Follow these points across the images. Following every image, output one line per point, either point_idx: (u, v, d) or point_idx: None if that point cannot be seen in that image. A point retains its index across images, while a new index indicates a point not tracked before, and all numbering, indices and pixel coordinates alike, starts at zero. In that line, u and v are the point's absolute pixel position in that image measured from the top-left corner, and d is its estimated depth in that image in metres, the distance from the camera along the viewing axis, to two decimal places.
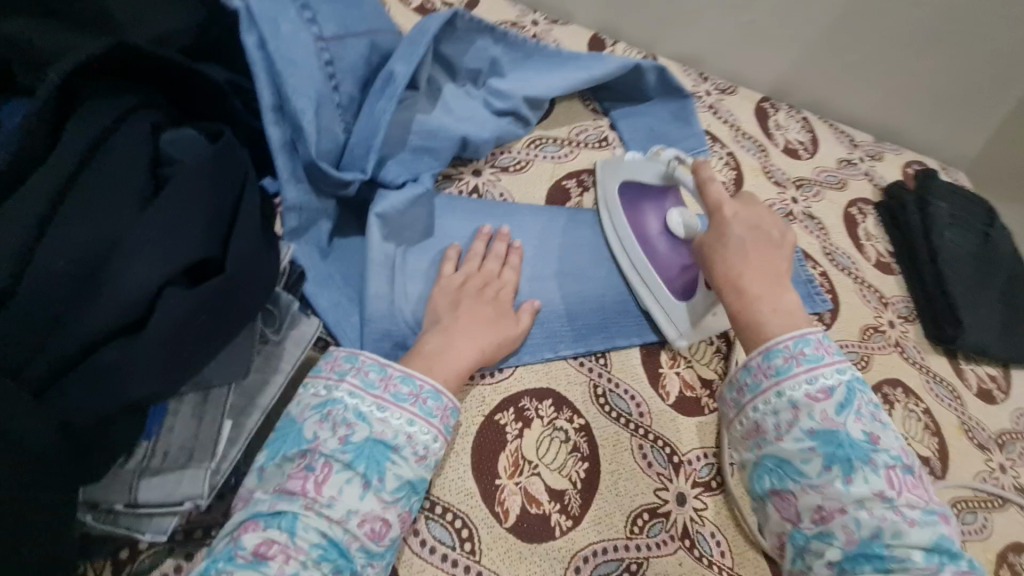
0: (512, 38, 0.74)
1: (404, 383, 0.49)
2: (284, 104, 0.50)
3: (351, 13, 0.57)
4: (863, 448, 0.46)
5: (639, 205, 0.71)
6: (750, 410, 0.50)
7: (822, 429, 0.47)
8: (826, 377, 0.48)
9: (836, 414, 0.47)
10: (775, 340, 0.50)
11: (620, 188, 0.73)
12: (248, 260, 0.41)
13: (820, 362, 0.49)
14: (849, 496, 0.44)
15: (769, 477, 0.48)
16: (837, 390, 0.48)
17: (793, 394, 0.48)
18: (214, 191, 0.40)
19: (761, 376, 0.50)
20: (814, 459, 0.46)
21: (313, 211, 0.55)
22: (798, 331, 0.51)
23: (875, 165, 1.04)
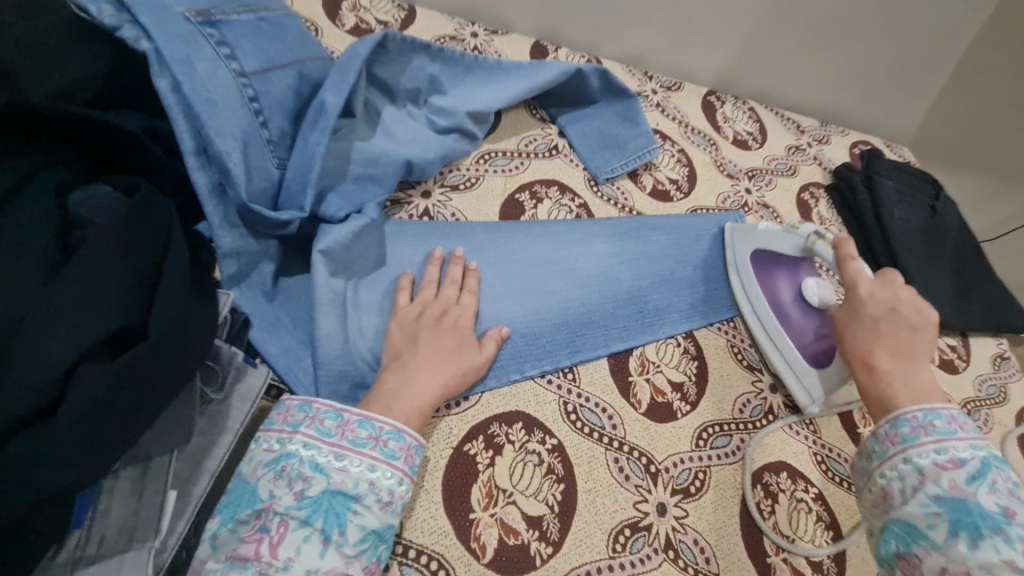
0: (450, 54, 0.73)
1: (363, 427, 0.47)
2: (207, 148, 0.46)
3: (274, 44, 0.54)
4: (994, 519, 0.44)
5: (772, 271, 0.75)
6: (877, 477, 0.52)
7: (950, 496, 0.46)
8: (958, 450, 0.49)
9: (967, 483, 0.47)
10: (902, 409, 0.52)
11: (755, 256, 0.77)
12: (174, 323, 0.38)
13: (953, 436, 0.50)
14: (974, 559, 0.43)
15: (893, 540, 0.48)
16: (969, 462, 0.48)
17: (919, 461, 0.49)
18: (132, 252, 0.38)
19: (889, 443, 0.52)
20: (939, 524, 0.45)
21: (252, 254, 0.52)
22: (931, 405, 0.53)
23: (822, 148, 1.06)
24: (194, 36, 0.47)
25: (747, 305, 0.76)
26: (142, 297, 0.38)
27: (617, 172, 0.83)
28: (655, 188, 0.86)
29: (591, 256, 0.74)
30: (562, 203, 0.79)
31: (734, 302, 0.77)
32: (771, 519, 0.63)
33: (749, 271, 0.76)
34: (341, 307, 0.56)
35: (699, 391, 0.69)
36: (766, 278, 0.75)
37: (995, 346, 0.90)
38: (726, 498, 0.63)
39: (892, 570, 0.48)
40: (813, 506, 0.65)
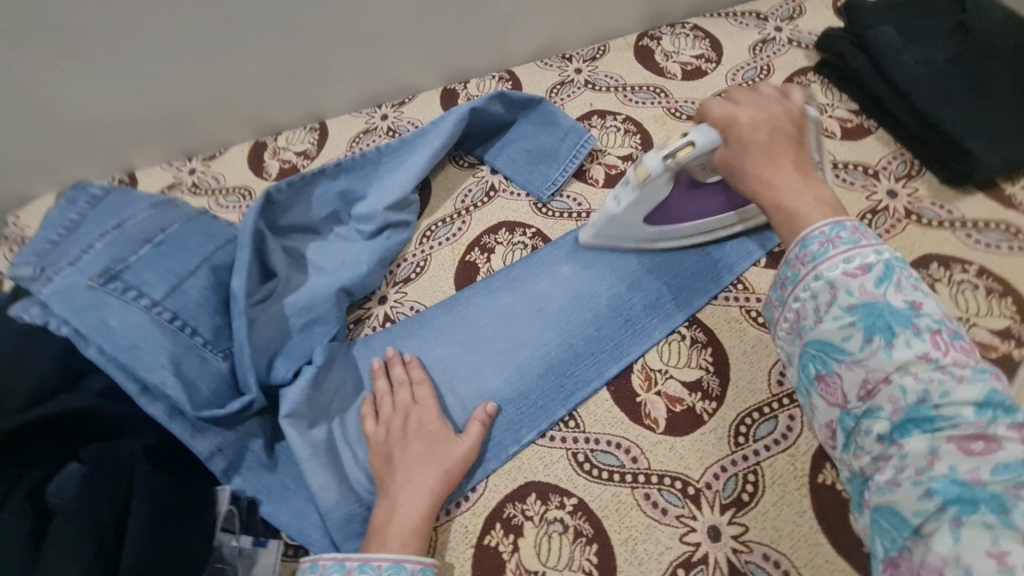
0: (349, 163, 0.75)
1: (364, 571, 0.50)
2: (147, 385, 0.53)
3: (177, 259, 0.60)
4: (905, 315, 0.41)
5: (670, 213, 0.66)
6: (790, 301, 0.46)
7: (862, 303, 0.42)
8: (866, 254, 0.43)
9: (876, 286, 0.42)
10: (808, 228, 0.45)
11: (647, 224, 0.67)
12: (151, 556, 0.45)
13: (859, 244, 0.44)
14: (893, 363, 0.40)
15: (814, 363, 0.44)
16: (876, 265, 0.43)
17: (830, 274, 0.43)
18: (89, 528, 0.43)
19: (800, 266, 0.45)
20: (855, 334, 0.41)
21: (234, 443, 0.57)
22: (833, 217, 0.46)
23: (796, 24, 0.89)
24: (102, 298, 0.54)
25: (667, 242, 0.70)
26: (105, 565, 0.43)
27: (560, 181, 0.78)
28: (608, 175, 0.79)
29: (559, 284, 0.70)
30: (515, 241, 0.75)
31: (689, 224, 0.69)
32: None
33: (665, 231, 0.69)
34: (326, 452, 0.59)
35: (722, 381, 0.61)
36: (664, 217, 0.67)
37: None
38: (789, 494, 0.54)
39: (811, 392, 0.45)
40: None
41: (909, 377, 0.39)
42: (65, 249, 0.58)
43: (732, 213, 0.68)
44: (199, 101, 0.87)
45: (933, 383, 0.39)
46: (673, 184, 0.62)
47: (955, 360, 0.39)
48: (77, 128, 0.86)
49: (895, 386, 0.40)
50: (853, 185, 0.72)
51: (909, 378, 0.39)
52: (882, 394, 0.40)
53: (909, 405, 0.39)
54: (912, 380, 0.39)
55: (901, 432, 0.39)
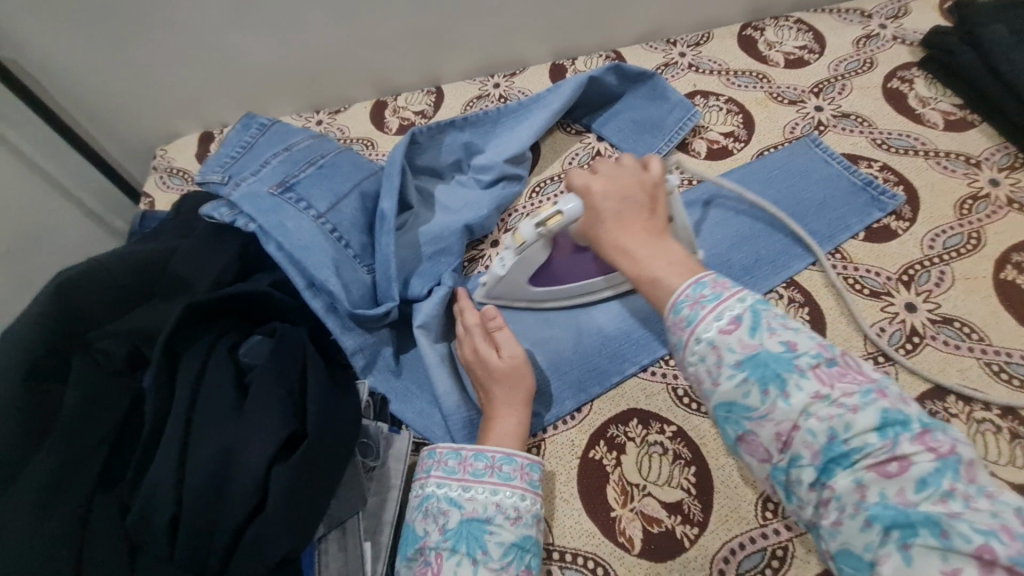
0: (473, 119, 0.82)
1: (478, 459, 0.55)
2: (314, 281, 0.61)
3: (335, 181, 0.68)
4: (786, 359, 0.42)
5: (545, 274, 0.68)
6: (685, 365, 0.46)
7: (746, 357, 0.43)
8: (731, 308, 0.45)
9: (752, 337, 0.43)
10: (676, 292, 0.48)
11: (530, 283, 0.68)
12: (325, 418, 0.51)
13: (722, 297, 0.46)
14: (794, 410, 0.40)
15: (729, 426, 0.43)
16: (743, 315, 0.44)
17: (708, 335, 0.44)
18: (281, 379, 0.51)
19: (679, 331, 0.46)
20: (751, 389, 0.42)
21: (372, 345, 0.65)
22: (694, 277, 0.48)
23: (902, 22, 0.92)
24: (280, 205, 0.63)
25: (551, 302, 0.71)
26: (295, 410, 0.50)
27: (664, 151, 0.83)
28: (710, 149, 0.84)
29: None
30: None
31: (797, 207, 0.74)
32: None
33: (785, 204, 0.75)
34: (449, 363, 0.66)
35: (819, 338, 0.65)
36: (546, 279, 0.68)
37: None
38: None
39: (737, 450, 0.44)
40: (1001, 424, 0.57)
41: (812, 419, 0.40)
42: (243, 166, 0.68)
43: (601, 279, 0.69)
44: (335, 61, 0.97)
45: (834, 419, 0.39)
46: (550, 248, 0.65)
47: (843, 389, 0.40)
48: (228, 73, 0.96)
49: (804, 430, 0.40)
50: (955, 173, 0.75)
51: (812, 420, 0.40)
52: (797, 441, 0.40)
53: (823, 446, 0.39)
54: (815, 421, 0.40)
55: (827, 474, 0.39)
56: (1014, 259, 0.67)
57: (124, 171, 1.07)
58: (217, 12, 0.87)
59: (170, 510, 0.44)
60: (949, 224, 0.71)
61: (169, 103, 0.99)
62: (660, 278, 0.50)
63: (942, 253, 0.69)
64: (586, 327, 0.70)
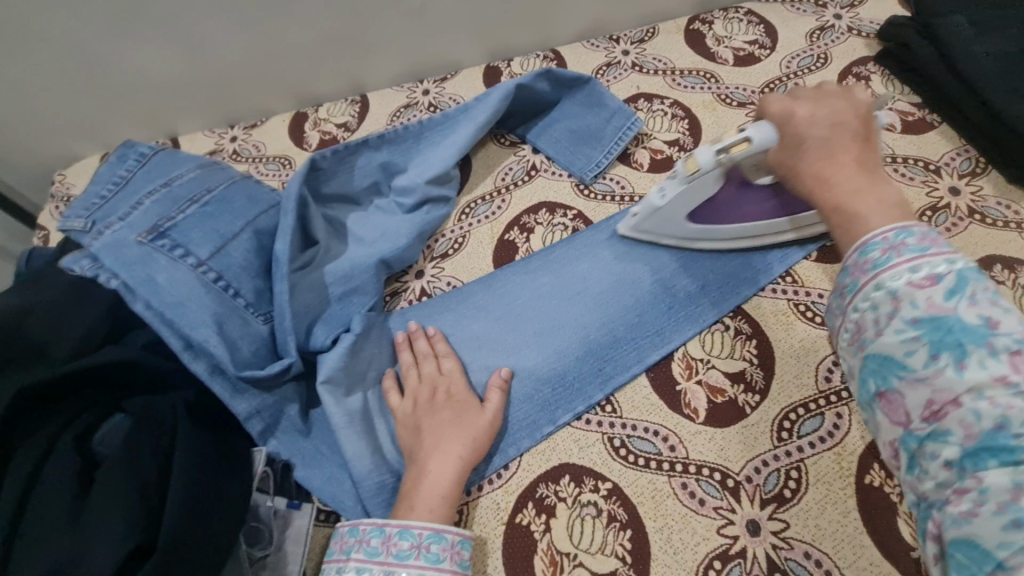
0: (392, 135, 0.74)
1: (403, 538, 0.50)
2: (191, 342, 0.53)
3: (223, 220, 0.60)
4: (981, 332, 0.32)
5: (728, 205, 0.63)
6: (848, 312, 0.38)
7: (928, 316, 0.34)
8: (935, 262, 0.35)
9: (946, 299, 0.34)
10: (870, 232, 0.38)
11: (692, 219, 0.65)
12: (189, 520, 0.44)
13: (928, 251, 0.36)
14: (964, 384, 0.31)
15: (871, 378, 0.36)
16: (948, 274, 0.34)
17: (892, 284, 0.36)
18: (135, 475, 0.43)
19: (859, 274, 0.38)
20: (918, 349, 0.33)
21: (271, 406, 0.58)
22: (902, 221, 0.38)
23: (858, 12, 0.85)
24: (150, 254, 0.54)
25: (706, 241, 0.68)
26: (150, 511, 0.43)
27: (604, 164, 0.76)
28: (653, 160, 0.77)
29: (599, 268, 0.69)
30: (555, 222, 0.74)
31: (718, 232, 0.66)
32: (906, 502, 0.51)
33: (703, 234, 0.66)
34: (361, 421, 0.59)
35: (767, 375, 0.59)
36: (709, 216, 0.64)
37: None
38: (834, 493, 0.52)
39: (872, 408, 0.37)
40: None
41: (984, 402, 0.30)
42: (114, 205, 0.58)
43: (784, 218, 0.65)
44: (243, 72, 0.88)
45: (1017, 410, 0.29)
46: (723, 180, 0.60)
47: None
48: (124, 88, 0.86)
49: (968, 409, 0.31)
50: (913, 180, 0.69)
51: (985, 403, 0.30)
52: (952, 416, 0.31)
53: (986, 432, 0.30)
54: (987, 406, 0.30)
55: (976, 461, 0.30)
56: None
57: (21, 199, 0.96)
58: (97, 23, 0.77)
59: None
60: None
61: (61, 123, 0.89)
62: (859, 212, 0.40)
63: None
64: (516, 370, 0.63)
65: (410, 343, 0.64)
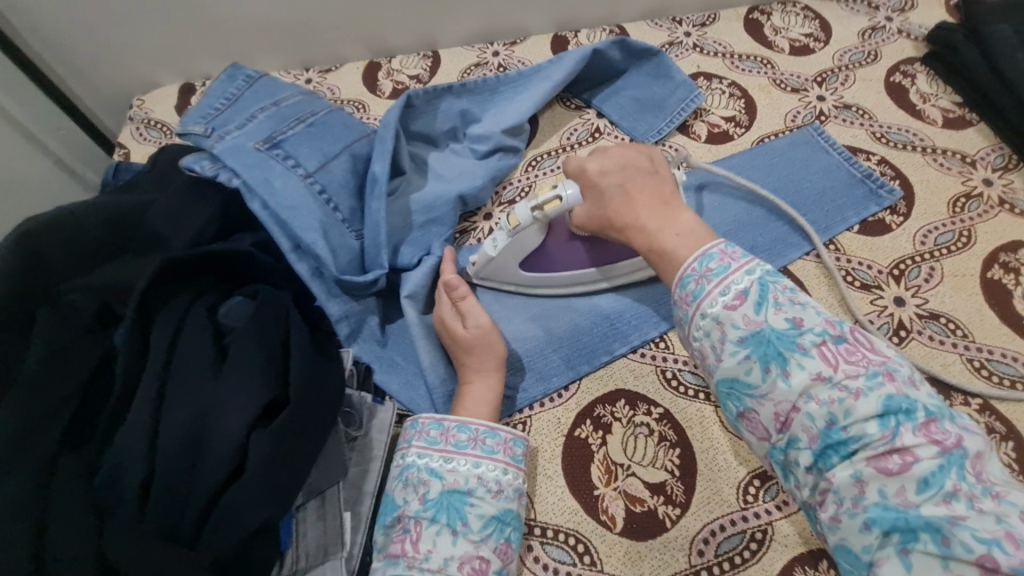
0: (472, 86, 0.80)
1: (462, 431, 0.55)
2: (300, 243, 0.58)
3: (326, 141, 0.65)
4: (790, 337, 0.43)
5: (555, 257, 0.66)
6: (691, 341, 0.47)
7: (749, 334, 0.43)
8: (737, 283, 0.45)
9: (756, 313, 0.44)
10: (683, 266, 0.48)
11: (523, 270, 0.67)
12: (308, 387, 0.49)
13: (729, 270, 0.46)
14: (794, 391, 0.41)
15: (731, 402, 0.45)
16: (751, 289, 0.45)
17: (714, 311, 0.45)
18: (263, 343, 0.49)
19: (686, 306, 0.47)
20: (753, 366, 0.43)
21: (358, 313, 0.63)
22: (701, 249, 0.48)
23: (908, 16, 0.91)
24: (266, 161, 0.60)
25: (542, 291, 0.69)
26: (277, 373, 0.48)
27: (664, 132, 0.82)
28: (710, 132, 0.82)
29: None
30: None
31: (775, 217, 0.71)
32: None
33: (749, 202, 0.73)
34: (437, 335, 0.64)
35: None
36: (539, 268, 0.67)
37: None
38: None
39: (739, 426, 0.46)
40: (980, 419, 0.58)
41: (811, 402, 0.41)
42: (229, 118, 0.63)
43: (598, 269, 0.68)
44: (326, 17, 0.92)
45: (834, 404, 0.40)
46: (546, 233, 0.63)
47: (846, 371, 0.41)
48: (212, 20, 0.91)
49: (803, 413, 0.41)
50: (950, 170, 0.75)
51: (812, 403, 0.41)
52: (796, 423, 0.41)
53: (821, 430, 0.40)
54: (815, 406, 0.41)
55: (824, 459, 0.40)
56: (1001, 258, 0.68)
57: (97, 119, 1.00)
58: None
59: (142, 475, 0.42)
60: (941, 222, 0.71)
61: (147, 49, 0.93)
62: (669, 249, 0.50)
63: (933, 250, 0.69)
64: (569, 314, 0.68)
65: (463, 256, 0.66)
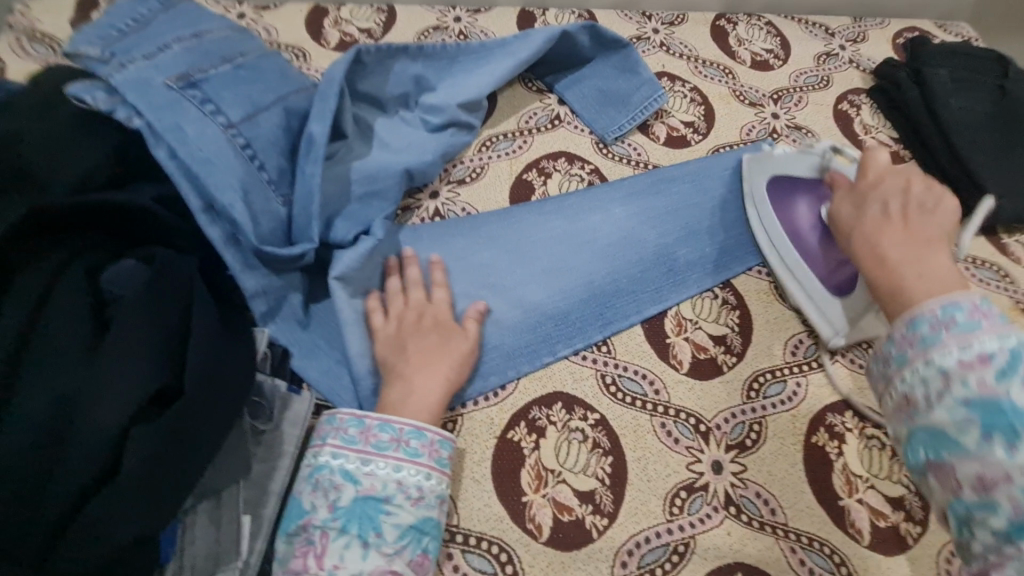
0: (430, 50, 0.73)
1: (383, 430, 0.49)
2: (213, 204, 0.51)
3: (254, 87, 0.56)
4: None
5: (789, 199, 0.70)
6: (897, 382, 0.45)
7: (979, 398, 0.40)
8: (985, 342, 0.41)
9: (998, 380, 0.40)
10: (919, 307, 0.45)
11: (773, 182, 0.72)
12: (204, 374, 0.42)
13: (979, 328, 0.42)
14: (1016, 466, 0.38)
15: (922, 450, 0.42)
16: (999, 354, 0.41)
17: (944, 361, 0.42)
18: (155, 321, 0.41)
19: (906, 345, 0.45)
20: (971, 428, 0.40)
21: (278, 290, 0.56)
22: (948, 296, 0.45)
23: (859, 48, 0.94)
24: (178, 102, 0.51)
25: (758, 231, 0.72)
26: (173, 358, 0.41)
27: (625, 128, 0.80)
28: (669, 135, 0.81)
29: (609, 222, 0.72)
30: (572, 172, 0.76)
31: (749, 237, 0.73)
32: (840, 461, 0.60)
33: (768, 202, 0.72)
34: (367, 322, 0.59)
35: (744, 341, 0.66)
36: (784, 196, 0.71)
37: None
38: (785, 447, 0.60)
39: (923, 475, 0.42)
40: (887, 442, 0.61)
41: None
42: (136, 43, 0.53)
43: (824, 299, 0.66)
44: None
45: None
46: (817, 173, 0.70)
47: None
48: None
49: (1016, 487, 0.37)
50: None
51: None
52: (1001, 491, 0.38)
53: None
54: None
55: None
56: None
57: None
58: None
59: None
60: None
61: None
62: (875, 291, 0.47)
63: None
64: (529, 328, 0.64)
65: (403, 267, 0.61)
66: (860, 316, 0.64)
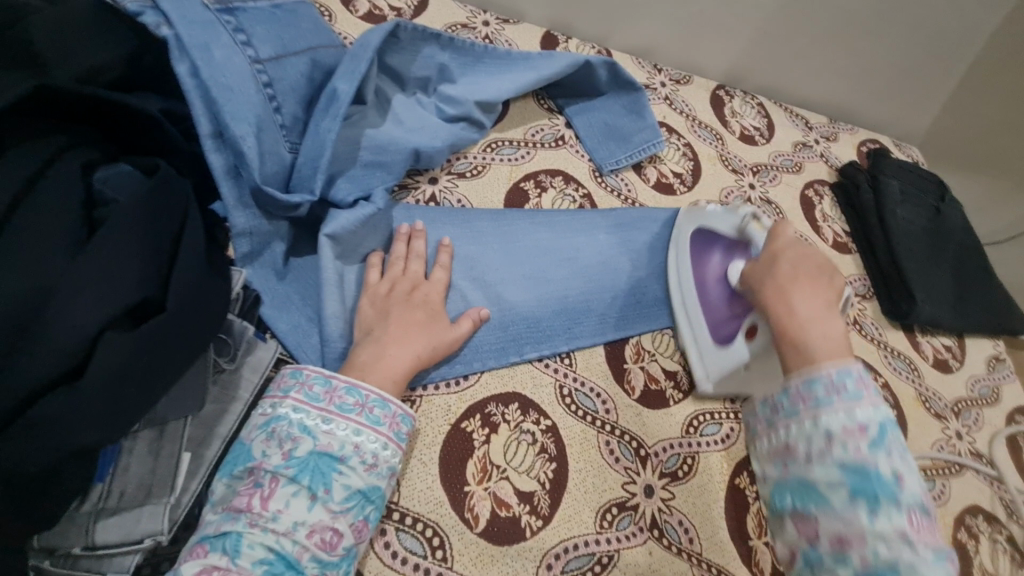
0: (460, 43, 0.75)
1: (350, 394, 0.49)
2: (223, 131, 0.49)
3: (288, 33, 0.57)
4: (891, 488, 0.46)
5: (706, 250, 0.71)
6: (781, 431, 0.53)
7: (853, 462, 0.47)
8: (862, 414, 0.49)
9: (869, 450, 0.48)
10: (819, 368, 0.52)
11: (694, 232, 0.73)
12: (189, 297, 0.41)
13: (859, 397, 0.50)
14: (873, 530, 0.44)
15: (791, 497, 0.50)
16: (874, 427, 0.49)
17: (828, 425, 0.50)
18: (151, 232, 0.40)
19: (799, 401, 0.52)
20: (840, 490, 0.47)
21: (264, 234, 0.55)
22: (840, 363, 0.52)
23: (830, 146, 1.05)
24: (213, 24, 0.51)
25: (672, 279, 0.75)
26: (159, 273, 0.40)
27: (622, 163, 0.84)
28: (658, 180, 0.87)
29: (593, 246, 0.76)
30: (566, 192, 0.80)
31: (661, 272, 0.77)
32: (756, 504, 0.65)
33: (686, 254, 0.73)
34: (345, 287, 0.58)
35: (692, 380, 0.71)
36: (703, 243, 0.72)
37: (991, 348, 0.91)
38: (712, 483, 0.65)
39: (783, 519, 0.50)
40: None
41: (881, 543, 0.44)
42: None
43: (710, 354, 0.69)
44: None
45: (904, 556, 0.43)
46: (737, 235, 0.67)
47: (924, 541, 0.44)
48: None
49: (870, 547, 0.44)
50: None
51: (883, 547, 0.44)
52: (853, 547, 0.45)
53: (874, 565, 0.43)
54: (885, 548, 0.44)
55: None
56: None
57: None
58: None
59: None
60: None
61: None
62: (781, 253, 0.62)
63: None
64: (501, 325, 0.65)
65: (409, 237, 0.62)
66: (729, 372, 0.66)
